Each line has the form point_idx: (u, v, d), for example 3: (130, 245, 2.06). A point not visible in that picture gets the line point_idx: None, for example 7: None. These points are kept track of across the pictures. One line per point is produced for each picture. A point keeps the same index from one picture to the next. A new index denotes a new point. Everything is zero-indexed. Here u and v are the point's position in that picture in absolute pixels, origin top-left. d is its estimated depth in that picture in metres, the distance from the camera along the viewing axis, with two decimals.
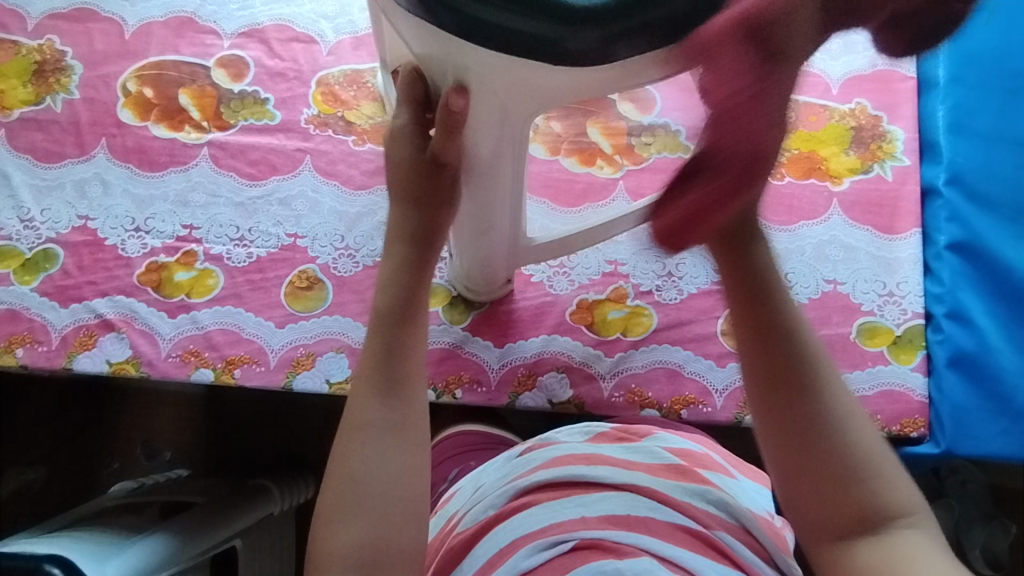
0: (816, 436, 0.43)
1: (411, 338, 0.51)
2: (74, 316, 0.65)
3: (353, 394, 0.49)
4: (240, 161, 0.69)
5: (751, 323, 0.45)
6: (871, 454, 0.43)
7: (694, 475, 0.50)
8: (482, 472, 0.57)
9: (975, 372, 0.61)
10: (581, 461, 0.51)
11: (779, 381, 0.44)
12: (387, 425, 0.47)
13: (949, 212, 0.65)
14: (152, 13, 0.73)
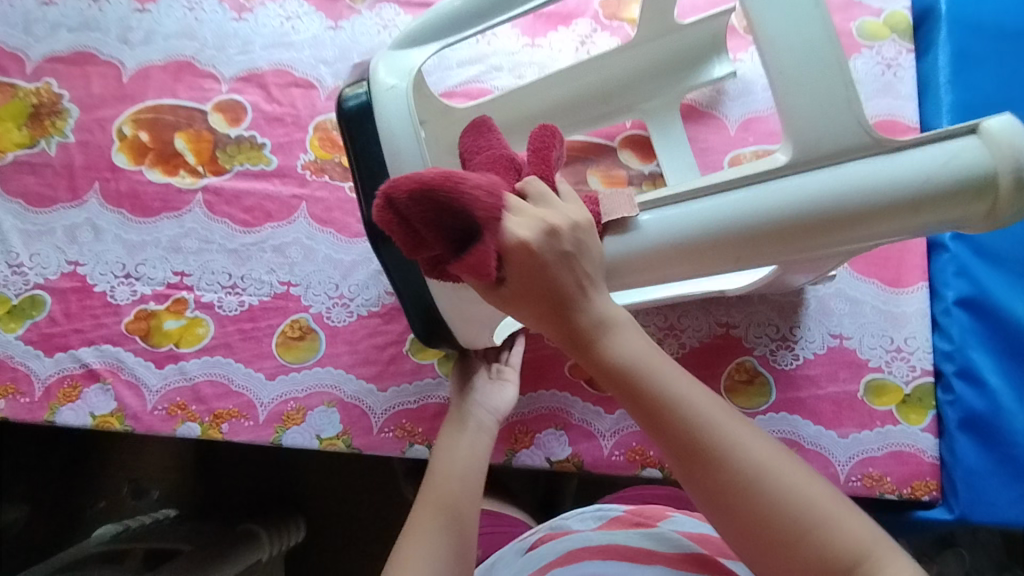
0: (728, 501, 0.35)
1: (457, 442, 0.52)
2: (59, 366, 0.64)
3: (410, 524, 0.46)
4: (234, 207, 0.68)
5: (634, 403, 0.37)
6: (786, 493, 0.35)
7: (717, 564, 0.46)
8: (490, 567, 0.54)
9: (987, 434, 0.59)
10: (597, 556, 0.47)
11: (681, 456, 0.36)
12: (440, 526, 0.45)
13: (957, 267, 0.63)
14: (152, 57, 0.73)
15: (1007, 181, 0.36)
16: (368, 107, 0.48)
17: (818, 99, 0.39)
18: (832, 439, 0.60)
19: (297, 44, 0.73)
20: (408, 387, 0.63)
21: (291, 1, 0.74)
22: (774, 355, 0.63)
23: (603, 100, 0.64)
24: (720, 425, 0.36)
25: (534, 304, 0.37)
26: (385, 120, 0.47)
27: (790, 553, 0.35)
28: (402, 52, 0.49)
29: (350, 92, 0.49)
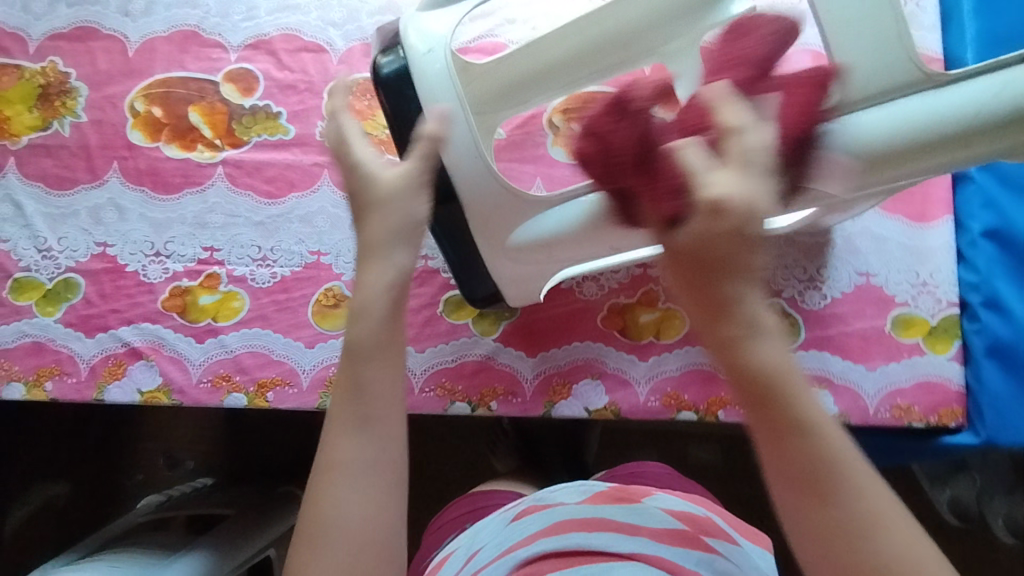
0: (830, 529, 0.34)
1: (381, 361, 0.44)
2: (101, 346, 0.65)
3: (328, 429, 0.45)
4: (257, 178, 0.68)
5: (762, 413, 0.34)
6: (886, 548, 0.33)
7: (701, 542, 0.51)
8: (477, 533, 0.58)
9: (1013, 361, 0.61)
10: (580, 528, 0.50)
11: (801, 475, 0.34)
12: (359, 466, 0.43)
13: (983, 199, 0.64)
14: (155, 28, 0.71)
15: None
16: (406, 73, 0.52)
17: (870, 41, 0.42)
18: (861, 373, 0.62)
19: (304, 6, 0.71)
20: (445, 348, 0.65)
21: None
22: (803, 295, 0.64)
23: (620, 45, 0.57)
24: (852, 473, 0.34)
25: (688, 287, 0.33)
26: (423, 87, 0.51)
27: None
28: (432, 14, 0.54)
29: (385, 61, 0.53)
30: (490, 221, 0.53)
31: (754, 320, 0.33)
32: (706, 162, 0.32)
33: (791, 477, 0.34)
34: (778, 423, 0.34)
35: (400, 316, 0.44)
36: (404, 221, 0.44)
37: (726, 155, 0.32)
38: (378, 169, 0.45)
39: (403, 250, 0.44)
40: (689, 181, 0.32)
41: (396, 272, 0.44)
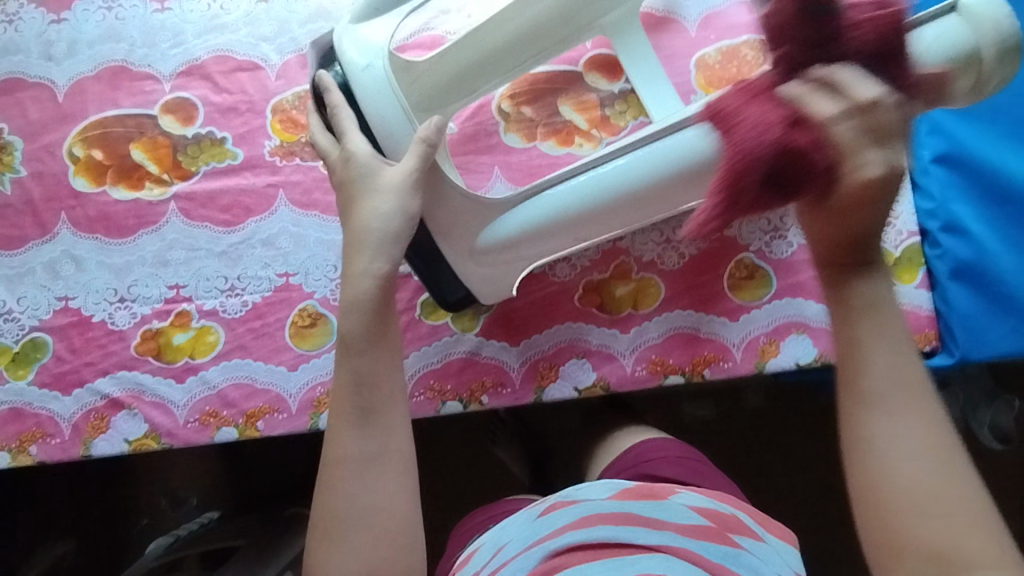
0: (898, 456, 0.37)
1: (376, 354, 0.51)
2: (80, 402, 0.64)
3: (330, 428, 0.50)
4: (211, 208, 0.66)
5: (849, 322, 0.39)
6: (922, 484, 0.37)
7: (726, 538, 0.51)
8: (504, 528, 0.57)
9: (976, 280, 0.62)
10: (611, 521, 0.51)
11: (872, 393, 0.38)
12: (366, 458, 0.49)
13: (930, 125, 0.65)
14: (81, 68, 0.68)
15: (990, 55, 0.48)
16: (349, 88, 0.54)
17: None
18: None
19: (231, 25, 0.69)
20: (428, 350, 0.65)
21: None
22: (769, 246, 0.65)
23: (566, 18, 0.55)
24: (890, 401, 0.38)
25: (829, 224, 0.39)
26: (368, 100, 0.53)
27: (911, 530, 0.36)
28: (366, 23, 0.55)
29: (327, 77, 0.54)
30: (456, 228, 0.54)
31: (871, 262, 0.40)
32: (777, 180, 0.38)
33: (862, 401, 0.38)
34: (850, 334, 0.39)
35: (387, 321, 0.52)
36: (383, 218, 0.51)
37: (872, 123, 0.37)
38: (361, 155, 0.53)
39: (384, 257, 0.51)
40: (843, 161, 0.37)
41: (377, 282, 0.51)
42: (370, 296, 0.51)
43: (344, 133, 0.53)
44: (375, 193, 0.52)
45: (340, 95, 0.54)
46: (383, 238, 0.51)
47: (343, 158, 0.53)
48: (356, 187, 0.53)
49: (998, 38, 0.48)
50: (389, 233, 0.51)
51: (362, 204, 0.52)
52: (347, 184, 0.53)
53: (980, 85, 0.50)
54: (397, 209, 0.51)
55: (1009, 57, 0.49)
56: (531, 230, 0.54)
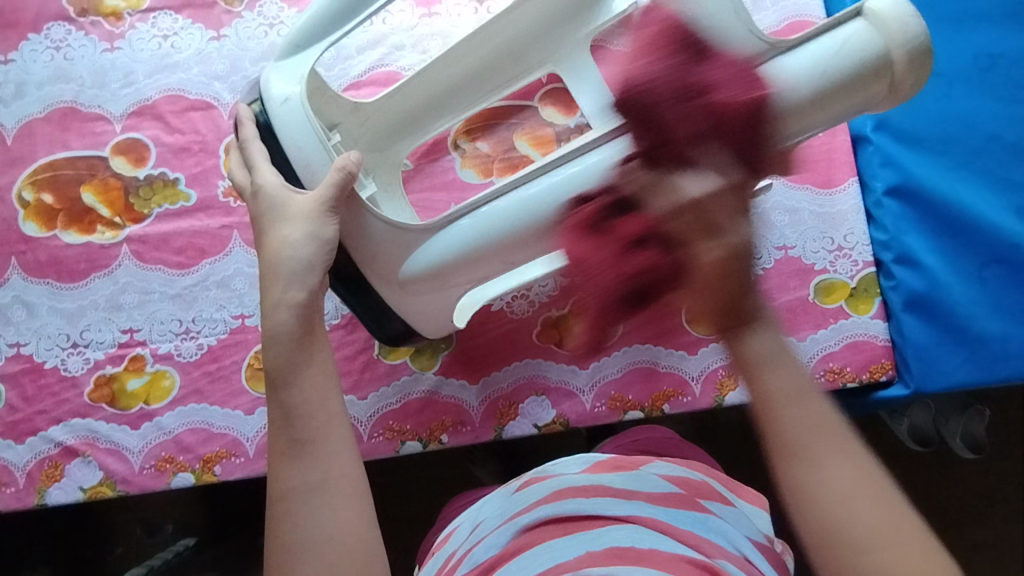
0: (806, 500, 0.39)
1: (306, 378, 0.46)
2: (33, 450, 0.63)
3: (270, 462, 0.45)
4: (165, 251, 0.66)
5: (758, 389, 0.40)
6: (858, 527, 0.38)
7: (695, 503, 0.47)
8: (480, 506, 0.53)
9: (931, 310, 0.63)
10: (582, 494, 0.46)
11: (795, 441, 0.39)
12: (309, 488, 0.44)
13: (882, 157, 0.65)
14: (30, 110, 0.68)
15: (900, 59, 0.45)
16: (268, 122, 0.52)
17: (713, 6, 0.45)
18: (793, 345, 0.64)
19: (182, 64, 0.68)
20: (386, 390, 0.65)
21: (164, 16, 0.69)
22: None
23: (512, 60, 0.60)
24: (818, 442, 0.39)
25: (706, 296, 0.40)
26: (282, 129, 0.51)
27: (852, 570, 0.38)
28: (288, 61, 0.52)
29: (246, 111, 0.53)
30: (381, 257, 0.53)
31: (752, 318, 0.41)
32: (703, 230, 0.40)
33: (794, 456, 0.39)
34: (761, 398, 0.40)
35: (314, 334, 0.48)
36: (297, 245, 0.49)
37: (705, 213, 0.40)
38: (272, 186, 0.50)
39: (299, 286, 0.48)
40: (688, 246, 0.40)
41: (295, 311, 0.47)
42: (289, 325, 0.47)
43: (253, 167, 0.51)
44: (285, 222, 0.49)
45: (254, 128, 0.52)
46: (296, 267, 0.48)
47: (252, 192, 0.51)
48: (267, 218, 0.50)
49: (904, 39, 0.45)
50: (303, 262, 0.48)
51: (273, 233, 0.49)
52: (257, 218, 0.51)
53: (894, 92, 0.47)
54: (309, 235, 0.49)
55: (921, 59, 0.45)
56: (460, 253, 0.52)
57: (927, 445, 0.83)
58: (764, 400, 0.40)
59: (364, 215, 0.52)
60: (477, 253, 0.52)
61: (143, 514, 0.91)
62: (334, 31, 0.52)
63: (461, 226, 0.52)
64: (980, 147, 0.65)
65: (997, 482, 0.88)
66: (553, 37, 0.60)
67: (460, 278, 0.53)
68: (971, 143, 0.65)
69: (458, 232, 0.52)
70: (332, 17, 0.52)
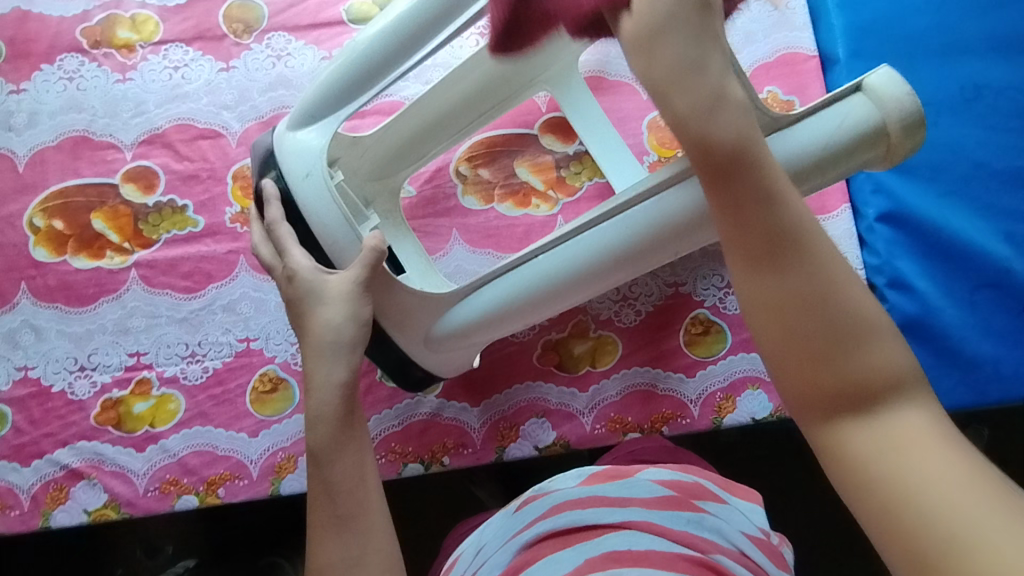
0: (820, 441, 0.36)
1: (344, 457, 0.47)
2: (39, 473, 0.63)
3: (308, 538, 0.46)
4: (172, 275, 0.67)
5: (727, 192, 0.37)
6: (864, 364, 0.35)
7: (690, 504, 0.48)
8: (483, 529, 0.53)
9: (924, 333, 0.64)
10: (578, 506, 0.47)
11: (808, 329, 0.35)
12: (347, 565, 0.45)
13: (873, 184, 0.67)
14: (42, 138, 0.69)
15: (894, 129, 0.46)
16: (290, 195, 0.53)
17: None
18: None
19: (192, 94, 0.70)
20: (389, 413, 0.65)
21: (175, 48, 0.71)
22: (723, 302, 0.67)
23: (503, 81, 0.63)
24: (788, 210, 0.37)
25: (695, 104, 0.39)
26: (309, 210, 0.52)
27: (829, 366, 0.35)
28: (308, 127, 0.53)
29: (269, 186, 0.54)
30: (409, 321, 0.54)
31: (775, 193, 0.37)
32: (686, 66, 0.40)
33: (800, 355, 0.35)
34: (739, 194, 0.37)
35: (355, 413, 0.49)
36: (338, 326, 0.49)
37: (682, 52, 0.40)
38: (307, 272, 0.51)
39: (343, 364, 0.49)
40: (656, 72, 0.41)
41: (340, 390, 0.48)
42: (334, 405, 0.48)
43: (284, 250, 0.52)
44: (324, 306, 0.50)
45: (280, 211, 0.53)
46: (339, 344, 0.49)
47: (285, 275, 0.52)
48: (304, 301, 0.50)
49: (902, 114, 0.45)
50: (344, 342, 0.49)
51: (313, 317, 0.50)
52: (293, 301, 0.51)
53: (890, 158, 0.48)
54: (349, 316, 0.49)
55: (916, 131, 0.46)
56: (486, 317, 0.53)
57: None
58: (735, 220, 0.37)
59: (396, 289, 0.52)
60: (506, 314, 0.53)
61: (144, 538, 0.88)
62: (346, 102, 0.53)
63: (490, 289, 0.53)
64: (968, 174, 0.67)
65: None
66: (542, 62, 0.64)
67: (484, 333, 0.55)
68: (958, 169, 0.67)
69: (485, 295, 0.53)
70: (338, 79, 0.52)
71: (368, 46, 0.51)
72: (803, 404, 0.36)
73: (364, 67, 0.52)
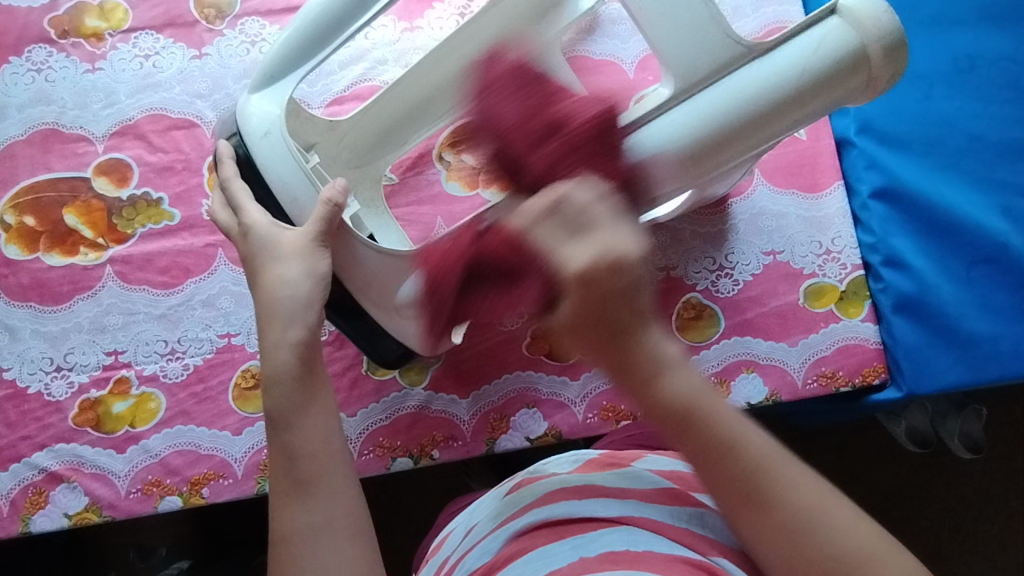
0: (743, 517, 0.42)
1: (304, 420, 0.45)
2: (17, 477, 0.62)
3: (274, 504, 0.44)
4: (149, 271, 0.65)
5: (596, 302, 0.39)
6: (761, 468, 0.42)
7: (690, 498, 0.46)
8: (473, 511, 0.52)
9: (921, 313, 0.63)
10: (575, 496, 0.45)
11: (709, 449, 0.42)
12: (314, 529, 0.43)
13: (867, 160, 0.66)
14: (11, 133, 0.67)
15: (876, 53, 0.45)
16: (248, 156, 0.51)
17: (681, 29, 0.48)
18: (785, 350, 0.64)
19: (165, 83, 0.68)
20: (376, 407, 0.64)
21: (145, 36, 0.68)
22: (716, 285, 0.65)
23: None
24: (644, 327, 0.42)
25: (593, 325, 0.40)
26: (266, 168, 0.51)
27: (723, 461, 0.42)
28: (264, 91, 0.52)
29: (226, 147, 0.52)
30: (378, 285, 0.52)
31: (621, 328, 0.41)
32: (568, 231, 0.41)
33: (699, 447, 0.42)
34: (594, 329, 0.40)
35: (314, 373, 0.47)
36: (293, 284, 0.48)
37: (561, 214, 0.41)
38: (272, 232, 0.49)
39: (299, 325, 0.47)
40: (545, 253, 0.40)
41: (297, 350, 0.47)
42: (290, 365, 0.46)
43: (240, 208, 0.50)
44: (278, 262, 0.48)
45: (234, 167, 0.52)
46: (294, 307, 0.47)
47: (242, 232, 0.50)
48: (258, 258, 0.49)
49: (880, 34, 0.45)
50: (300, 301, 0.48)
51: (266, 274, 0.48)
52: (248, 258, 0.50)
53: (872, 86, 0.47)
54: (306, 272, 0.48)
55: (898, 52, 0.45)
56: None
57: (926, 447, 0.82)
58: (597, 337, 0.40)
59: (353, 245, 0.51)
60: None
61: (138, 538, 0.87)
62: (304, 62, 0.52)
63: None
64: (962, 148, 0.66)
65: (994, 486, 0.87)
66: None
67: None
68: (953, 143, 0.66)
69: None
70: (299, 46, 0.51)
71: (328, 8, 0.50)
72: (710, 459, 0.42)
73: (319, 28, 0.51)
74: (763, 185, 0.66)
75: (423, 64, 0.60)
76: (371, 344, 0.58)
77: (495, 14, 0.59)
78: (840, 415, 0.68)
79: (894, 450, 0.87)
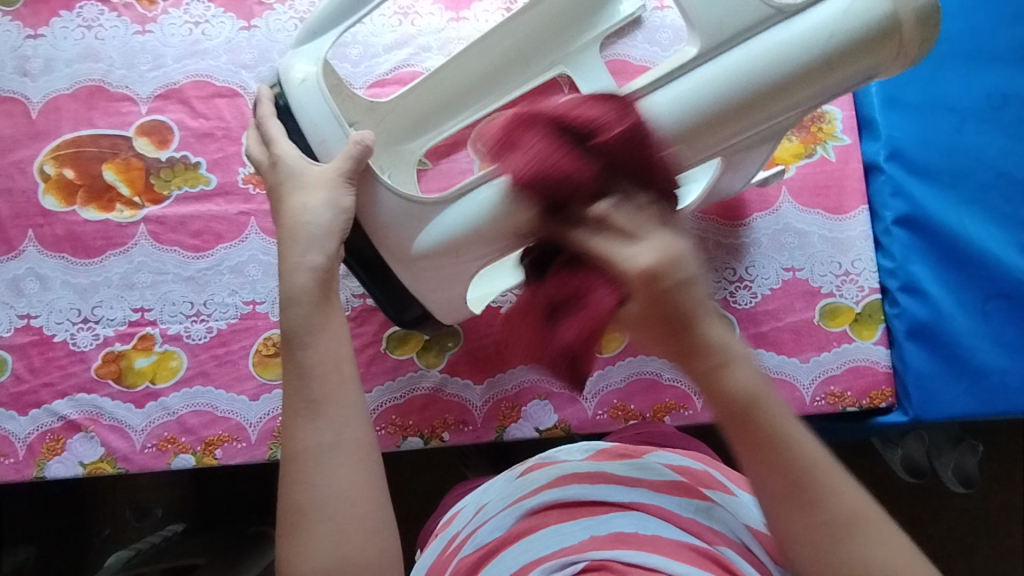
0: (805, 552, 0.35)
1: (319, 340, 0.46)
2: (36, 422, 0.63)
3: (283, 422, 0.45)
4: (181, 233, 0.66)
5: (650, 304, 0.33)
6: (841, 505, 0.35)
7: (698, 492, 0.47)
8: (485, 490, 0.53)
9: (933, 340, 0.64)
10: (586, 480, 0.46)
11: (788, 486, 0.35)
12: (323, 450, 0.43)
13: (893, 187, 0.67)
14: (57, 86, 0.68)
15: (909, 19, 0.44)
16: (285, 103, 0.53)
17: None
18: (796, 365, 0.65)
19: (211, 51, 0.69)
20: (392, 385, 0.65)
21: (196, 3, 0.70)
22: (734, 296, 0.66)
23: (524, 63, 0.63)
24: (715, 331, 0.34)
25: (648, 327, 0.34)
26: (301, 109, 0.52)
27: (811, 496, 0.35)
28: (307, 48, 0.53)
29: (265, 91, 0.54)
30: (394, 235, 0.53)
31: (692, 318, 0.34)
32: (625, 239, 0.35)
33: (786, 471, 0.35)
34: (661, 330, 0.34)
35: (331, 297, 0.48)
36: (315, 212, 0.49)
37: (639, 214, 0.36)
38: (303, 164, 0.50)
39: (318, 251, 0.48)
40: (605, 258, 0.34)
41: (315, 275, 0.47)
42: (309, 288, 0.47)
43: (273, 141, 0.52)
44: (303, 191, 0.49)
45: (272, 107, 0.53)
46: (315, 232, 0.48)
47: (271, 163, 0.51)
48: (284, 185, 0.50)
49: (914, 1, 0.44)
50: (322, 230, 0.48)
51: (290, 202, 0.49)
52: (274, 189, 0.51)
53: (903, 55, 0.46)
54: (328, 203, 0.49)
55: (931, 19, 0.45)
56: (473, 228, 0.50)
57: (921, 477, 0.83)
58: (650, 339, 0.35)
59: (377, 188, 0.52)
60: (492, 227, 0.50)
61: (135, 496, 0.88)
62: (349, 18, 0.53)
63: (475, 197, 0.50)
64: (988, 183, 0.67)
65: (983, 521, 0.88)
66: (564, 41, 0.64)
67: (472, 249, 0.52)
68: (979, 178, 0.67)
69: (493, 188, 0.49)
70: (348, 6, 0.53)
71: None
72: (785, 491, 0.35)
73: None
74: (789, 202, 0.67)
75: (467, 52, 0.60)
76: (385, 297, 0.58)
77: (541, 10, 0.61)
78: (842, 434, 0.70)
79: (887, 477, 0.88)
